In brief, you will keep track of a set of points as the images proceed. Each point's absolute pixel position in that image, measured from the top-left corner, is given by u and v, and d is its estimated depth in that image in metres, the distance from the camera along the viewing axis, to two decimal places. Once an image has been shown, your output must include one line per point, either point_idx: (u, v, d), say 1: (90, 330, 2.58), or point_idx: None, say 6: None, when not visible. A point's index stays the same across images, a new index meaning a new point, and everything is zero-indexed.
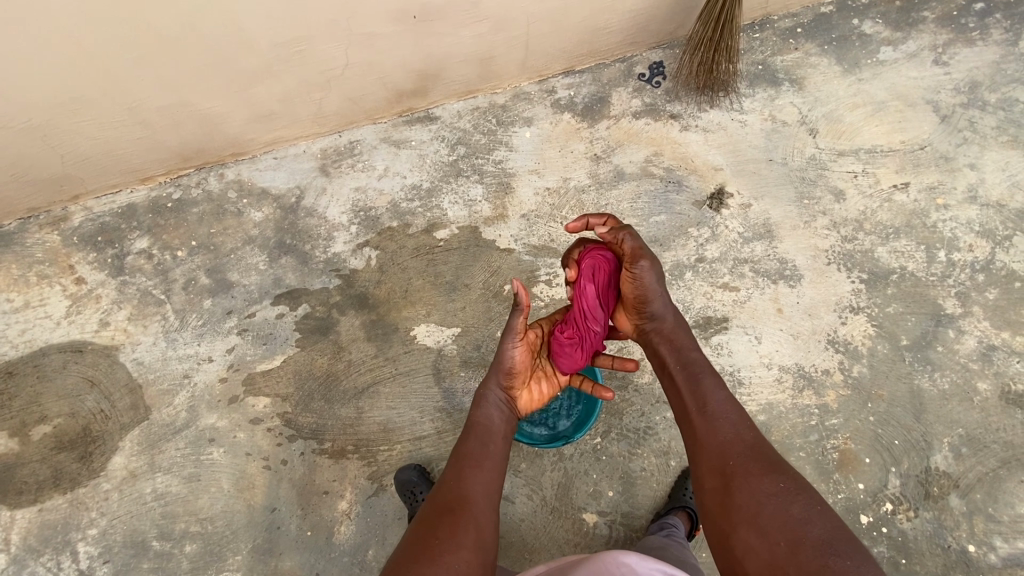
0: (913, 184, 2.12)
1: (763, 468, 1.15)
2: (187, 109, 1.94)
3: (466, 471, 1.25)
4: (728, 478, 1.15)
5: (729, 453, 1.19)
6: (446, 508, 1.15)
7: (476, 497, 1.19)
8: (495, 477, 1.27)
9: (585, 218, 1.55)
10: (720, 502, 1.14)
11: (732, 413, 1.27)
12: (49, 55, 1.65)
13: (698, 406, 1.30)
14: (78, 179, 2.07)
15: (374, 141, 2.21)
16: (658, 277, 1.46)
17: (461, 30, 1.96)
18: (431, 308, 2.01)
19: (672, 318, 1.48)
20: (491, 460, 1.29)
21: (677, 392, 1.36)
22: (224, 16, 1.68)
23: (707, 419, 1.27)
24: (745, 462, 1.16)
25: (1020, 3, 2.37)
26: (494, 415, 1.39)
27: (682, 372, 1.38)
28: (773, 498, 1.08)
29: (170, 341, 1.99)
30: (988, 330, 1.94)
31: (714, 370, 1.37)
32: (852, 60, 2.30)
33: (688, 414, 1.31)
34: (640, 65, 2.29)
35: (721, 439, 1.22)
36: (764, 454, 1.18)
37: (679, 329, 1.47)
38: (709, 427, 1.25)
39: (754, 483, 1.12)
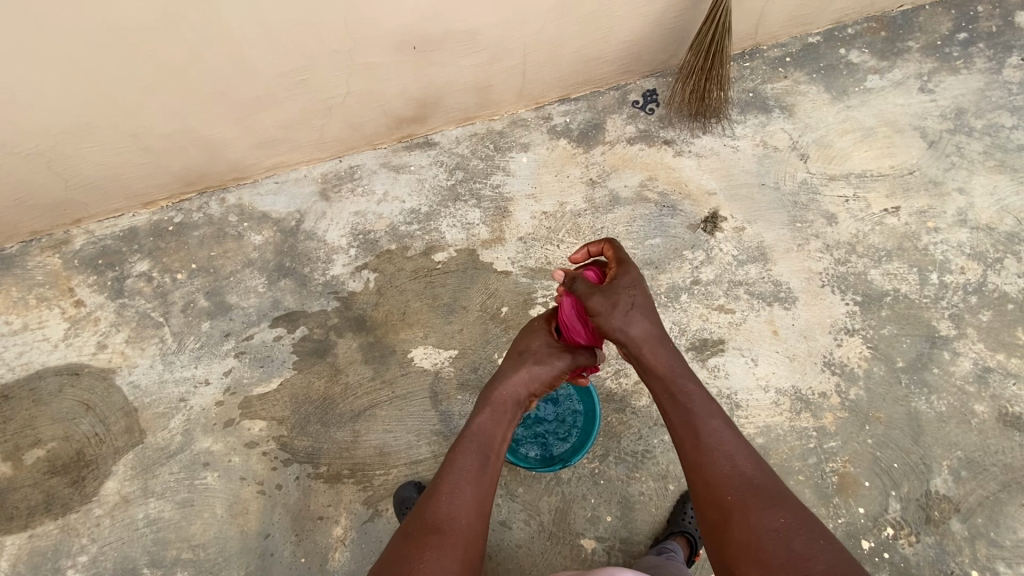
0: (904, 208, 2.15)
1: (763, 501, 1.14)
2: (191, 135, 1.99)
3: (460, 485, 1.26)
4: (727, 513, 1.15)
5: (728, 488, 1.18)
6: (435, 526, 1.18)
7: (466, 517, 1.21)
8: (488, 496, 1.28)
9: (585, 249, 1.60)
10: (721, 538, 1.14)
11: (728, 444, 1.24)
12: (60, 84, 1.70)
13: (692, 437, 1.27)
14: (81, 203, 2.10)
15: (374, 166, 2.25)
16: (616, 309, 1.39)
17: (460, 59, 2.02)
18: (428, 330, 2.02)
19: (648, 342, 1.40)
20: (488, 475, 1.30)
21: (667, 419, 1.34)
22: (230, 46, 1.73)
23: (702, 452, 1.25)
24: (744, 497, 1.15)
25: (1001, 34, 2.46)
26: (497, 428, 1.40)
27: (670, 400, 1.34)
28: (774, 535, 1.08)
29: (167, 364, 1.99)
30: (984, 352, 1.95)
31: (710, 395, 1.33)
32: (840, 87, 2.37)
33: (682, 445, 1.29)
34: (634, 93, 2.35)
35: (716, 473, 1.21)
36: (762, 486, 1.17)
37: (658, 354, 1.39)
38: (706, 460, 1.23)
39: (753, 518, 1.12)
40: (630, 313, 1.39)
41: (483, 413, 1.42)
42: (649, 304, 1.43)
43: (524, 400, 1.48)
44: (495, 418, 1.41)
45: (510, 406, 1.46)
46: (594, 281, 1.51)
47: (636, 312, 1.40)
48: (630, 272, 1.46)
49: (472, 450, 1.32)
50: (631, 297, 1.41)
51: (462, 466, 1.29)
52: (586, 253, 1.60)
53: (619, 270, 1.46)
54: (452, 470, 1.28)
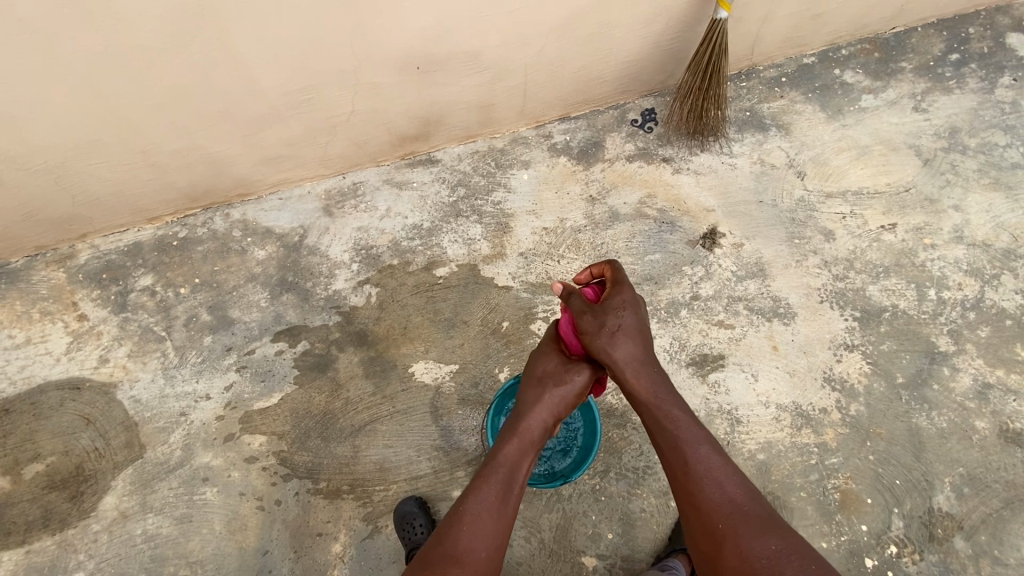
0: (901, 225, 2.18)
1: (753, 527, 1.14)
2: (197, 152, 2.02)
3: (482, 514, 1.26)
4: (719, 541, 1.14)
5: (717, 514, 1.17)
6: (454, 557, 1.18)
7: (487, 550, 1.21)
8: (510, 529, 1.28)
9: (588, 270, 1.63)
10: (714, 567, 1.13)
11: (716, 467, 1.24)
12: (71, 101, 1.74)
13: (680, 462, 1.26)
14: (88, 219, 2.12)
15: (377, 182, 2.28)
16: (601, 325, 1.43)
17: (462, 79, 2.07)
18: (429, 345, 2.02)
19: (631, 365, 1.40)
20: (510, 507, 1.30)
21: (655, 444, 1.33)
22: (238, 66, 1.78)
23: (690, 478, 1.23)
24: (735, 524, 1.14)
25: (992, 55, 2.51)
26: (522, 460, 1.39)
27: (656, 425, 1.34)
28: (766, 563, 1.08)
29: (168, 379, 2.00)
30: (983, 367, 1.95)
31: (696, 418, 1.33)
32: (836, 107, 2.41)
33: (670, 471, 1.27)
34: (632, 111, 2.40)
35: (706, 500, 1.20)
36: (751, 512, 1.17)
37: (639, 379, 1.39)
38: (695, 486, 1.22)
39: (745, 545, 1.11)
40: (614, 333, 1.42)
41: (510, 442, 1.42)
42: (637, 328, 1.44)
43: (550, 427, 1.48)
44: (521, 449, 1.41)
45: (536, 435, 1.45)
46: (591, 299, 1.54)
47: (619, 334, 1.42)
48: (624, 294, 1.48)
49: (498, 481, 1.31)
50: (619, 317, 1.43)
51: (488, 498, 1.28)
52: (590, 274, 1.62)
53: (613, 291, 1.48)
54: (475, 502, 1.27)
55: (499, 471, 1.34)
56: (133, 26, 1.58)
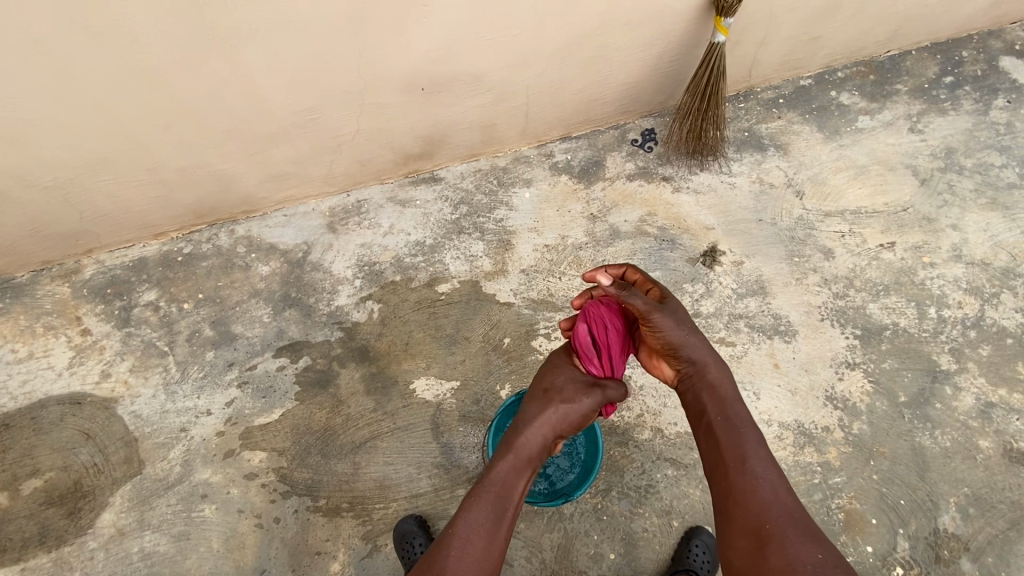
0: (899, 244, 2.20)
1: (802, 534, 1.18)
2: (205, 169, 2.05)
3: (470, 536, 1.28)
4: (763, 540, 1.19)
5: (767, 515, 1.22)
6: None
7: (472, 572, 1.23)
8: (498, 551, 1.29)
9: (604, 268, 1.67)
10: (754, 564, 1.17)
11: (772, 473, 1.29)
12: (84, 120, 1.78)
13: (739, 460, 1.31)
14: (94, 234, 2.15)
15: (381, 200, 2.31)
16: (675, 323, 1.54)
17: (466, 100, 2.11)
18: (431, 362, 2.03)
19: (712, 360, 1.51)
20: (500, 529, 1.31)
21: (714, 437, 1.38)
22: (247, 85, 1.81)
23: (746, 475, 1.29)
24: (784, 526, 1.19)
25: (985, 77, 2.56)
26: (516, 479, 1.39)
27: (724, 421, 1.40)
28: (810, 568, 1.12)
29: (169, 394, 2.00)
30: (985, 386, 1.95)
31: (756, 424, 1.39)
32: (832, 127, 2.45)
33: (725, 464, 1.32)
34: (633, 131, 2.44)
35: (759, 498, 1.25)
36: (802, 519, 1.22)
37: (720, 372, 1.49)
38: (749, 484, 1.27)
39: (792, 549, 1.16)
40: (685, 325, 1.54)
41: (503, 460, 1.42)
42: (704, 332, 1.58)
43: (548, 444, 1.48)
44: (514, 467, 1.41)
45: (531, 452, 1.45)
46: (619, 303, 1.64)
47: (692, 327, 1.55)
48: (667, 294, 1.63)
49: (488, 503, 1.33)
50: (681, 313, 1.57)
51: (476, 520, 1.30)
52: (605, 273, 1.68)
53: (661, 291, 1.60)
54: (465, 524, 1.29)
55: (488, 492, 1.35)
56: (147, 49, 1.63)
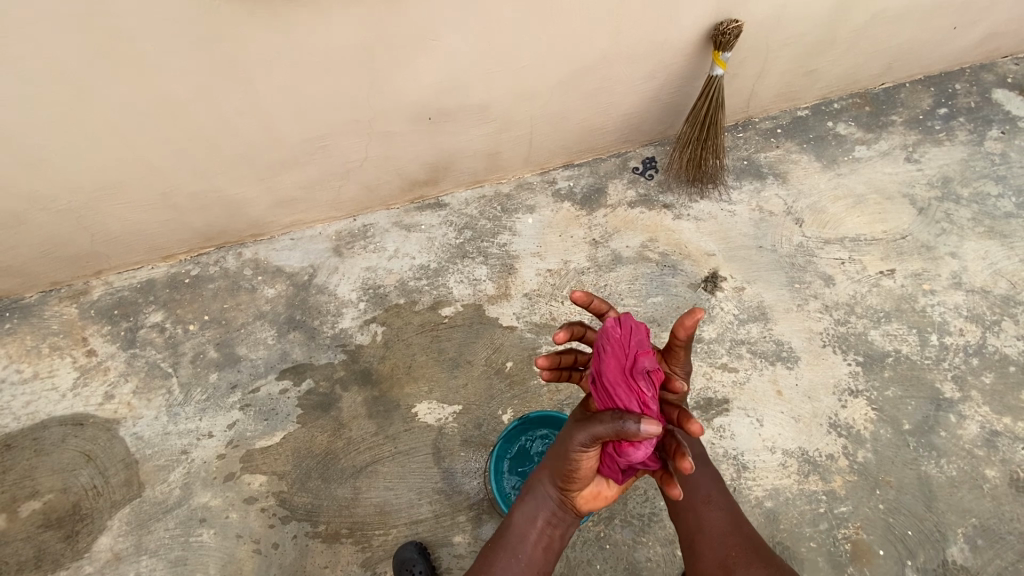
0: (899, 271, 2.21)
1: (762, 560, 1.37)
2: (215, 195, 2.10)
3: None
4: (730, 570, 1.35)
5: (731, 545, 1.40)
6: None
7: None
8: None
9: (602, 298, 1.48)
10: None
11: (730, 505, 1.48)
12: (100, 147, 1.84)
13: (703, 494, 1.48)
14: (104, 257, 2.18)
15: (386, 225, 2.35)
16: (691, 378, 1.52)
17: (471, 129, 2.17)
18: (433, 385, 2.03)
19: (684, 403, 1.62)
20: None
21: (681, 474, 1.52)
22: (260, 115, 1.88)
23: (709, 508, 1.46)
24: (746, 555, 1.37)
25: (979, 109, 2.62)
26: (530, 524, 1.38)
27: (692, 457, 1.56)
28: None
29: (172, 416, 2.00)
30: (990, 415, 1.94)
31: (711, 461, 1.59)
32: (830, 157, 2.50)
33: (691, 498, 1.48)
34: (634, 159, 2.49)
35: (722, 529, 1.42)
36: (759, 546, 1.41)
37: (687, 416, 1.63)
38: (712, 517, 1.45)
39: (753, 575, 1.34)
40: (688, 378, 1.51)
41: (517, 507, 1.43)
42: None
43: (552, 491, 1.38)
44: (525, 512, 1.40)
45: (541, 495, 1.39)
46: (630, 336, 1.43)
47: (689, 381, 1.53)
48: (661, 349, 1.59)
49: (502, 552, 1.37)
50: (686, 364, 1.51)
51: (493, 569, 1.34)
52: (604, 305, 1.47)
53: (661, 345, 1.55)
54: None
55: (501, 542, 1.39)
56: (165, 79, 1.70)
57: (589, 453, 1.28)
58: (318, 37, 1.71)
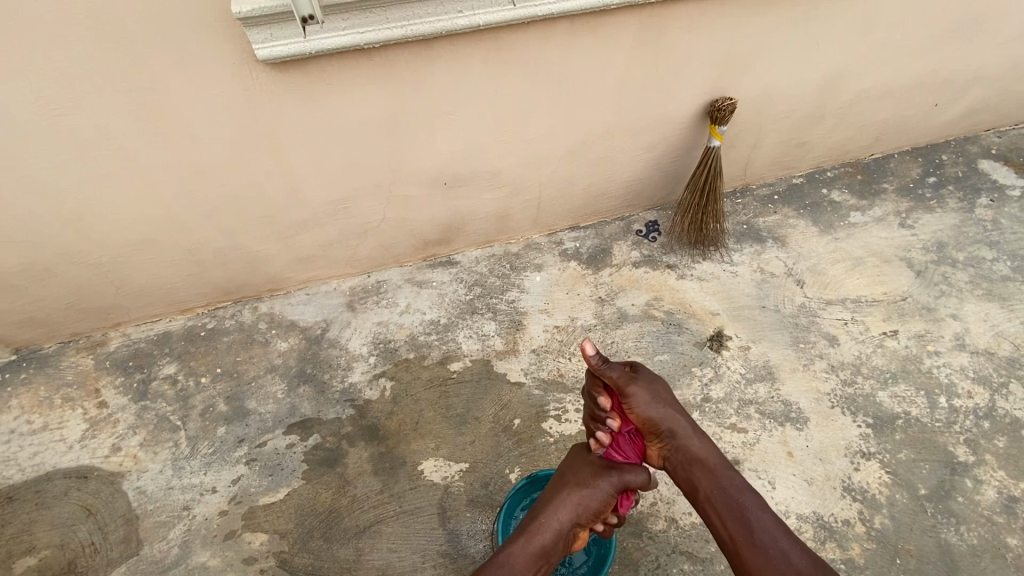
0: (902, 332, 2.25)
1: None
2: (238, 251, 2.20)
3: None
4: None
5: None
6: None
7: None
8: None
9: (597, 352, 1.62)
10: None
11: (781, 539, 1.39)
12: (135, 205, 1.95)
13: (745, 533, 1.42)
14: (125, 309, 2.26)
15: (399, 281, 2.43)
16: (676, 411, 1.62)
17: (484, 194, 2.30)
18: (441, 442, 2.02)
19: (688, 431, 1.59)
20: None
21: (718, 515, 1.49)
22: (288, 179, 2.01)
23: (756, 548, 1.40)
24: None
25: (967, 178, 2.76)
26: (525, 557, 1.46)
27: (723, 493, 1.50)
28: None
29: (177, 470, 1.98)
30: (1007, 480, 1.90)
31: (750, 489, 1.51)
32: (827, 222, 2.60)
33: (734, 540, 1.44)
34: (637, 222, 2.60)
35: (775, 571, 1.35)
36: None
37: (702, 446, 1.58)
38: (760, 559, 1.38)
39: None
40: (673, 408, 1.62)
41: (521, 539, 1.49)
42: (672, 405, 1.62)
43: (565, 529, 1.53)
44: (528, 546, 1.48)
45: (549, 531, 1.52)
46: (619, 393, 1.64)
47: (675, 408, 1.62)
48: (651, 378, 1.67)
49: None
50: (664, 389, 1.65)
51: None
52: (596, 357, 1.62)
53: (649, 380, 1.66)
54: None
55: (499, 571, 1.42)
56: (205, 145, 1.84)
57: (610, 502, 1.58)
58: (347, 111, 1.86)
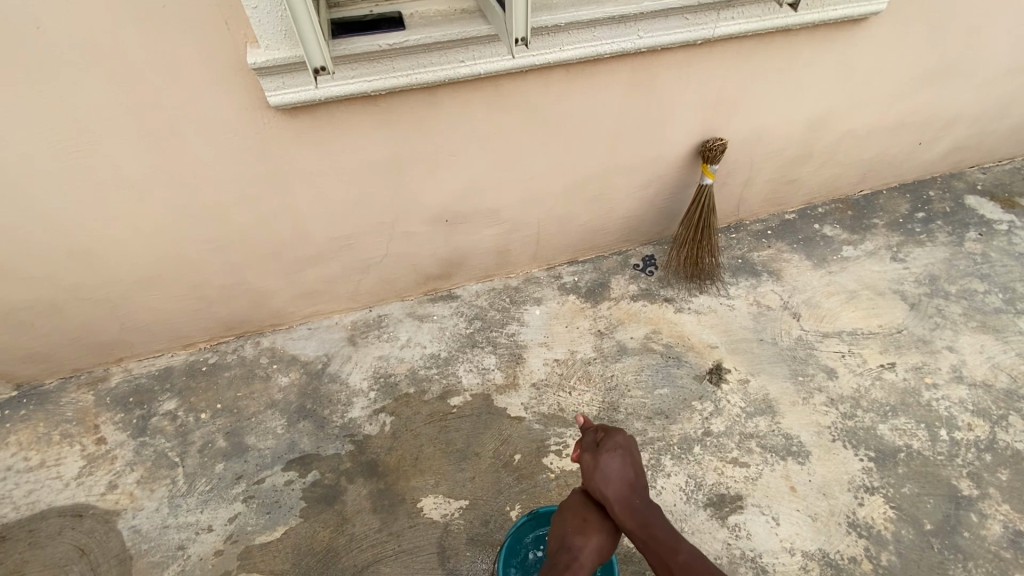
0: (899, 364, 2.26)
1: None
2: (243, 287, 2.24)
3: None
4: None
5: None
6: None
7: None
8: None
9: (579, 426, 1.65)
10: None
11: None
12: (144, 243, 1.99)
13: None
14: (129, 344, 2.28)
15: (400, 315, 2.47)
16: (616, 469, 1.54)
17: (484, 230, 2.36)
18: (441, 478, 2.00)
19: (616, 497, 1.51)
20: None
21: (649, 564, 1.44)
22: (294, 217, 2.07)
23: None
24: None
25: (954, 213, 2.83)
26: None
27: (648, 551, 1.44)
28: None
29: (173, 508, 1.96)
30: (1012, 514, 1.88)
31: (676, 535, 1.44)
32: (820, 256, 2.65)
33: None
34: (634, 257, 2.67)
35: None
36: None
37: (629, 510, 1.49)
38: None
39: None
40: (612, 473, 1.53)
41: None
42: (618, 466, 1.54)
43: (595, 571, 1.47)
44: None
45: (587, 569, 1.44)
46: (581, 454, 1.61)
47: (613, 474, 1.53)
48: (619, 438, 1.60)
49: None
50: (611, 455, 1.55)
51: None
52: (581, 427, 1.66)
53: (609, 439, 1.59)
54: None
55: None
56: (216, 185, 1.90)
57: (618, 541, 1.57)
58: (354, 153, 1.93)
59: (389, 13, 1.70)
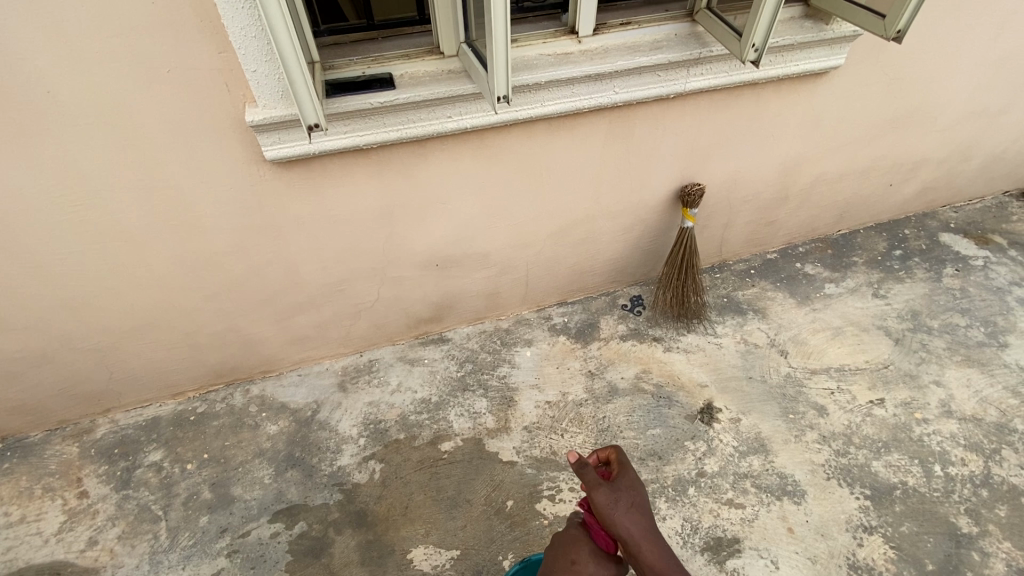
0: (889, 400, 2.27)
1: None
2: (235, 333, 2.26)
3: None
4: None
5: None
6: None
7: None
8: None
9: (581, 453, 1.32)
10: None
11: None
12: (138, 292, 2.02)
13: None
14: (116, 394, 2.27)
15: (391, 359, 2.48)
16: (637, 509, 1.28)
17: (474, 274, 2.42)
18: (431, 527, 1.96)
19: (641, 535, 1.25)
20: None
21: None
22: (288, 264, 2.12)
23: None
24: None
25: (931, 249, 2.93)
26: None
27: None
28: None
29: (154, 565, 1.89)
30: (1013, 552, 1.85)
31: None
32: (803, 294, 2.71)
33: None
34: (622, 297, 2.73)
35: None
36: None
37: (659, 552, 1.23)
38: None
39: None
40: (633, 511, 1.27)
41: None
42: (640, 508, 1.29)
43: None
44: None
45: None
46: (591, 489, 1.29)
47: (634, 510, 1.27)
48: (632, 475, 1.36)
49: None
50: (630, 493, 1.29)
51: None
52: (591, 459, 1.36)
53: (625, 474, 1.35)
54: None
55: None
56: (211, 235, 1.95)
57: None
58: (346, 202, 2.00)
59: (380, 75, 1.81)
